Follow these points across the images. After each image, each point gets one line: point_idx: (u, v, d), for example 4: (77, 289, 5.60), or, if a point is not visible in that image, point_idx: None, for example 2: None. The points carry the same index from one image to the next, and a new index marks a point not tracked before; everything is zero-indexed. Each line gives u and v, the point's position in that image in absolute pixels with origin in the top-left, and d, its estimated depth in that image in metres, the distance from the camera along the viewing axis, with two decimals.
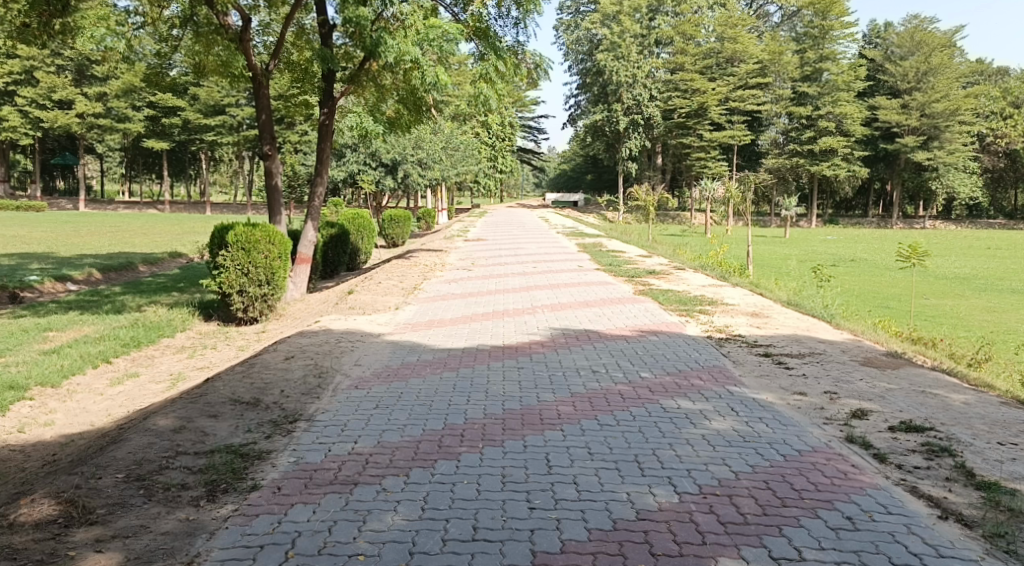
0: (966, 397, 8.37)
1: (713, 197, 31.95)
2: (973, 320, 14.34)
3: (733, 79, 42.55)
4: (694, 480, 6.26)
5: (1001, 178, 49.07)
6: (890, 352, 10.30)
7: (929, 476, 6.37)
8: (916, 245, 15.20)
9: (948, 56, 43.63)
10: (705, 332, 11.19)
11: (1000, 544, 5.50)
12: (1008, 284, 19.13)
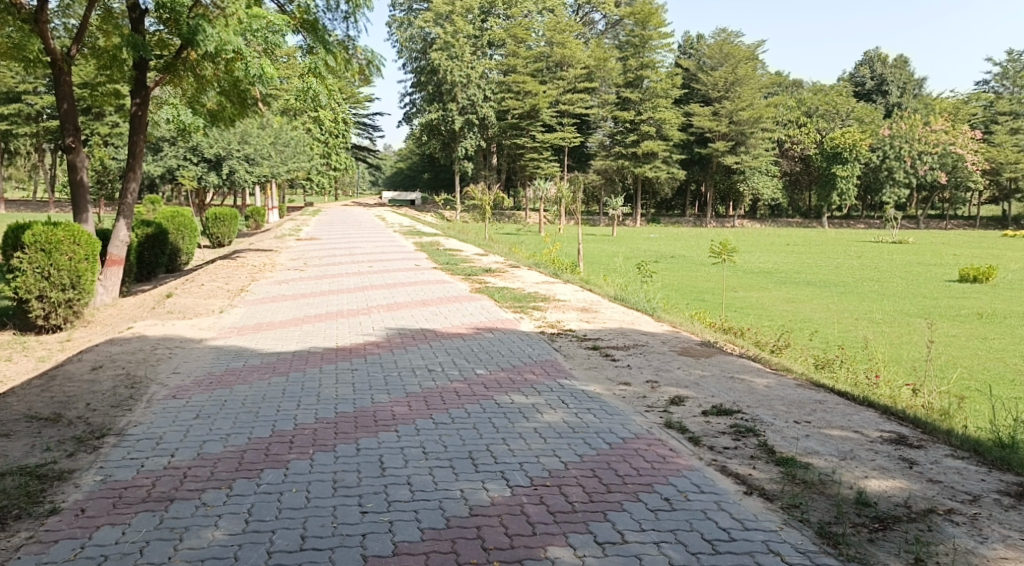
0: (768, 380, 8.91)
1: (545, 196, 32.64)
2: (775, 310, 15.35)
3: (563, 82, 43.41)
4: (526, 473, 6.27)
5: (799, 180, 53.12)
6: (705, 342, 10.82)
7: (737, 455, 6.70)
8: (726, 241, 16.08)
9: (752, 68, 46.60)
10: (538, 328, 11.33)
11: (795, 513, 5.79)
12: (805, 277, 20.62)
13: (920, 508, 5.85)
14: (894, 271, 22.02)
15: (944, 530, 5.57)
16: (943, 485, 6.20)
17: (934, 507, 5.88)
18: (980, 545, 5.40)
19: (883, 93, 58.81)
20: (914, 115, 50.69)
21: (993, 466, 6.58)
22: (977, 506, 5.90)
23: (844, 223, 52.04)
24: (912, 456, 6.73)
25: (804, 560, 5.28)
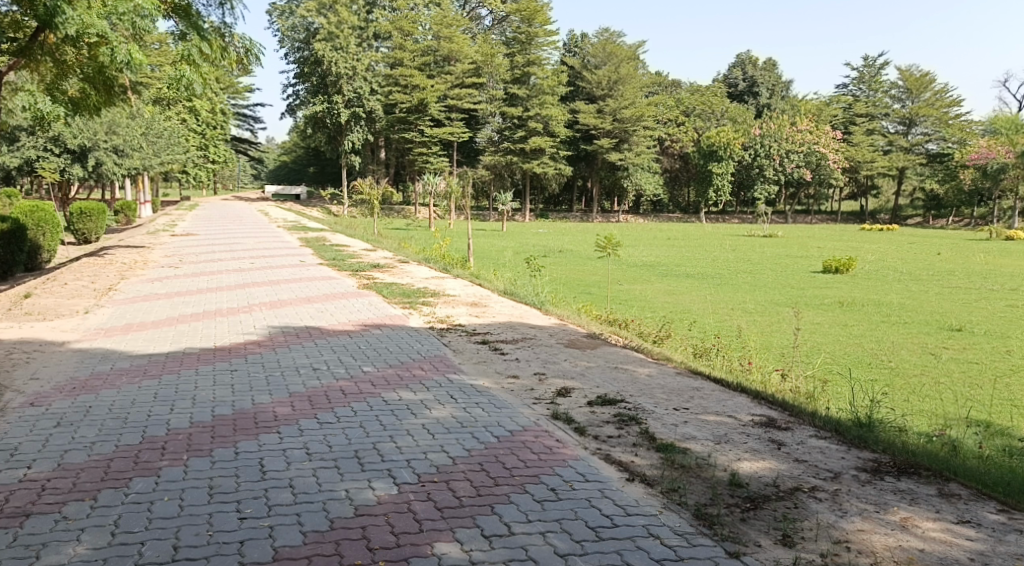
0: (650, 369, 9.22)
1: (434, 191, 32.56)
2: (658, 302, 15.84)
3: (450, 77, 43.47)
4: (413, 470, 6.27)
5: (679, 177, 54.88)
6: (590, 334, 11.07)
7: (620, 443, 6.90)
8: (611, 235, 16.45)
9: (633, 67, 47.69)
10: (427, 323, 11.31)
11: (674, 497, 6.01)
12: (683, 269, 21.34)
13: (787, 487, 6.17)
14: (767, 263, 23.07)
15: (808, 507, 5.89)
16: (808, 464, 6.56)
17: (799, 485, 6.21)
18: (840, 519, 5.74)
19: (754, 94, 61.41)
20: (782, 115, 53.19)
21: (853, 444, 7.01)
22: (838, 482, 6.26)
23: (720, 218, 54.12)
24: (780, 438, 7.09)
25: (682, 542, 5.48)
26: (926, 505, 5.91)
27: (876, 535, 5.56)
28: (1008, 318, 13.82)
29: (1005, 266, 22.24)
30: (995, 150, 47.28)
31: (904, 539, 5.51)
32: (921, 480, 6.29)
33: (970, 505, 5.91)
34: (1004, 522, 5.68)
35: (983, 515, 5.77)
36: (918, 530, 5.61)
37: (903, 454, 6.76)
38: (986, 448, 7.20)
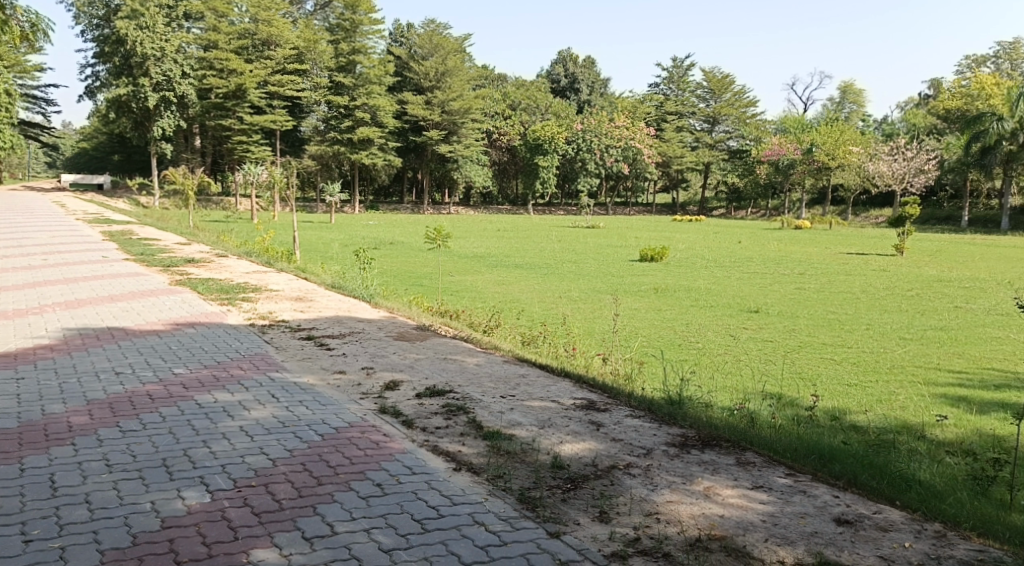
0: (478, 359, 9.42)
1: (257, 181, 31.46)
2: (488, 292, 16.12)
3: (270, 62, 41.86)
4: (228, 475, 6.13)
5: (506, 169, 55.87)
6: (419, 326, 11.13)
7: (448, 434, 7.03)
8: (441, 227, 16.54)
9: (460, 60, 48.05)
10: (247, 320, 10.98)
11: (499, 484, 6.18)
12: (512, 260, 21.84)
13: (604, 466, 6.47)
14: (590, 253, 23.98)
15: (623, 483, 6.18)
16: (623, 443, 6.91)
17: (616, 462, 6.53)
18: (652, 492, 6.03)
19: (575, 91, 63.44)
20: (600, 111, 55.32)
21: (664, 422, 7.44)
22: (650, 458, 6.62)
23: (545, 210, 55.65)
24: (599, 420, 7.45)
25: (506, 527, 5.59)
26: (726, 473, 6.32)
27: (683, 505, 5.86)
28: (799, 300, 15.10)
29: (796, 253, 24.29)
30: (787, 146, 51.39)
31: (706, 507, 5.81)
32: (722, 452, 6.75)
33: (763, 471, 6.36)
34: (791, 484, 6.12)
35: (774, 479, 6.20)
36: (719, 497, 5.95)
37: (708, 429, 7.25)
38: (779, 417, 7.86)
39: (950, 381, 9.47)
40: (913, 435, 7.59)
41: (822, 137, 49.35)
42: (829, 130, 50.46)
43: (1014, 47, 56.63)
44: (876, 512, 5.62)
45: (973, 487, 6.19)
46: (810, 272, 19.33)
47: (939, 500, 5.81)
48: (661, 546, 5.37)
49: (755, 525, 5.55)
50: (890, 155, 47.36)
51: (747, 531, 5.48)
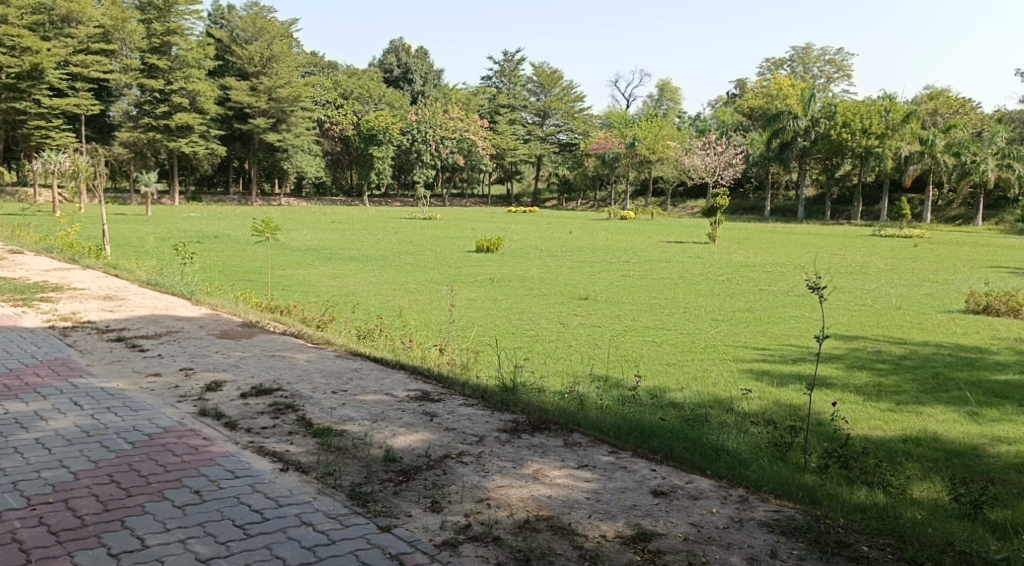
0: (308, 354, 9.23)
1: (60, 169, 29.19)
2: (321, 286, 15.81)
3: (71, 41, 38.99)
4: (21, 493, 5.72)
5: (338, 160, 54.79)
6: (244, 323, 10.77)
7: (274, 434, 6.86)
8: (269, 219, 16.00)
9: (286, 45, 46.83)
10: (48, 322, 10.23)
11: (329, 481, 6.06)
12: (346, 252, 21.51)
13: (437, 456, 6.49)
14: (426, 244, 23.99)
15: (455, 472, 6.21)
16: (456, 432, 6.98)
17: (448, 452, 6.57)
18: (483, 479, 6.10)
19: (408, 81, 63.06)
20: (431, 102, 55.37)
21: (496, 409, 7.58)
22: (482, 445, 6.70)
23: (380, 201, 55.12)
24: (432, 410, 7.49)
25: (336, 525, 5.48)
26: (553, 455, 6.48)
27: (513, 488, 5.95)
28: (624, 286, 15.74)
29: (621, 242, 25.30)
30: (612, 140, 53.34)
31: (535, 489, 5.93)
32: (551, 434, 6.93)
33: (588, 450, 6.57)
34: (613, 461, 6.36)
35: (598, 458, 6.41)
36: (547, 478, 6.08)
37: (537, 413, 7.44)
38: (605, 398, 8.18)
39: (756, 357, 10.20)
40: (724, 409, 8.12)
41: (643, 131, 51.44)
42: (649, 125, 52.84)
43: (806, 52, 61.32)
44: (688, 482, 5.93)
45: (773, 454, 6.70)
46: (633, 260, 20.19)
47: (745, 467, 6.22)
48: (490, 530, 5.40)
49: (580, 503, 5.69)
50: (702, 151, 51.38)
51: (571, 509, 5.61)
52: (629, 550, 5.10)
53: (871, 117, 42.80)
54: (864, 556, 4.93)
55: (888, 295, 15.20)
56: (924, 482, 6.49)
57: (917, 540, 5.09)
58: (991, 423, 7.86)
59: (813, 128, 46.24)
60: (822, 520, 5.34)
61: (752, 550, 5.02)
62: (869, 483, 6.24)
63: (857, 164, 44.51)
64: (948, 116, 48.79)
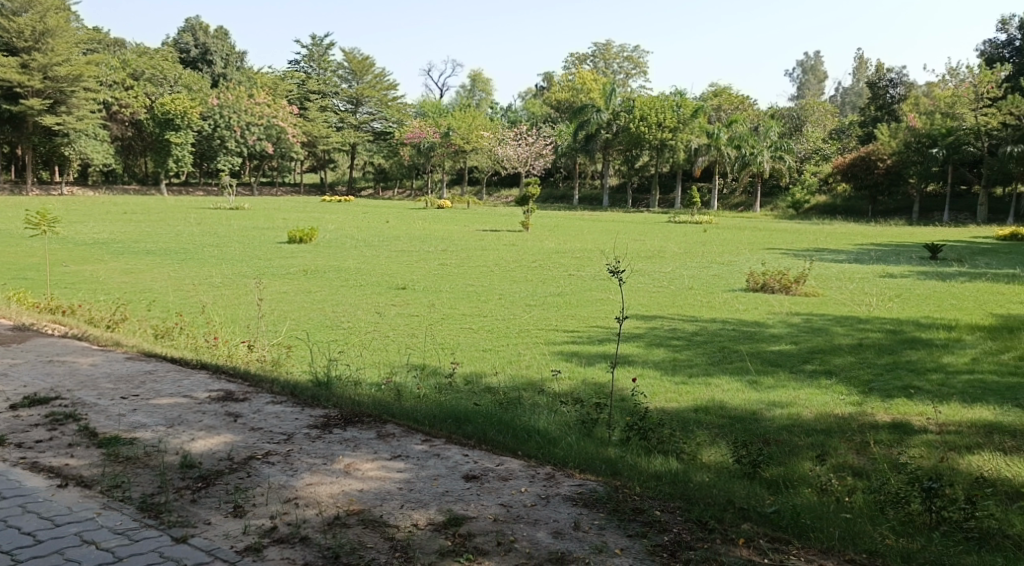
0: (93, 358, 8.78)
1: None
2: (112, 283, 14.96)
3: None
4: None
5: (130, 146, 51.55)
6: (18, 327, 10.06)
7: (52, 447, 6.37)
8: (46, 211, 14.91)
9: (63, 19, 43.01)
10: None
11: (115, 494, 5.62)
12: (141, 246, 20.42)
13: (240, 458, 6.20)
14: (230, 236, 23.19)
15: (260, 473, 5.94)
16: (262, 431, 6.74)
17: (253, 453, 6.29)
18: (290, 478, 5.87)
19: (207, 62, 60.35)
20: (233, 87, 53.15)
21: (306, 404, 7.46)
22: (289, 443, 6.49)
23: (182, 190, 52.56)
24: (236, 410, 7.25)
25: (122, 541, 5.07)
26: (365, 448, 6.38)
27: (323, 485, 5.77)
28: (439, 275, 15.98)
29: (437, 231, 25.56)
30: (426, 130, 53.16)
31: (345, 483, 5.78)
32: (362, 427, 6.86)
33: (401, 441, 6.54)
34: (426, 450, 6.36)
35: (411, 447, 6.40)
36: (359, 472, 5.96)
37: (349, 406, 7.42)
38: (421, 387, 8.35)
39: (565, 339, 10.72)
40: (536, 390, 8.49)
41: (457, 122, 51.82)
42: (462, 115, 53.33)
43: (607, 48, 63.91)
44: (499, 464, 6.07)
45: (579, 431, 7.13)
46: (449, 248, 20.49)
47: (553, 445, 6.55)
48: (298, 531, 5.19)
49: (391, 495, 5.61)
50: (514, 142, 52.92)
51: (383, 501, 5.52)
52: (439, 536, 5.07)
53: (665, 111, 45.69)
54: (656, 520, 5.18)
55: (681, 277, 16.35)
56: (712, 447, 7.11)
57: (702, 501, 5.51)
58: (768, 389, 8.74)
59: (615, 121, 48.32)
60: (622, 490, 5.61)
61: (556, 525, 5.14)
62: (664, 452, 6.78)
63: (655, 155, 47.57)
64: (730, 112, 52.96)
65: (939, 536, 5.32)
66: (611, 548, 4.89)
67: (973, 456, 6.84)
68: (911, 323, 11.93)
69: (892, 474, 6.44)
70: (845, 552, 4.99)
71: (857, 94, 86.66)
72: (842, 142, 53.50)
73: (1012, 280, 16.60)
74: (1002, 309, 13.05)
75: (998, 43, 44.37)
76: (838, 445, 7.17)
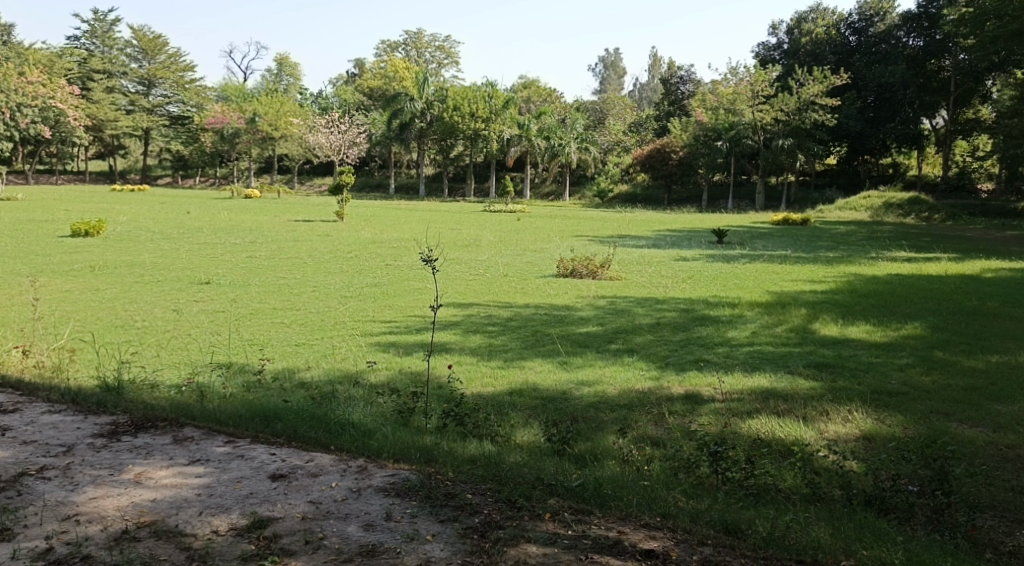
0: None
1: None
2: None
3: None
4: None
5: None
6: None
7: None
8: None
9: None
10: None
11: None
12: None
13: (10, 475, 5.72)
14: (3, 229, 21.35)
15: (34, 490, 5.50)
16: (38, 444, 6.24)
17: (26, 469, 5.81)
18: (72, 493, 5.49)
19: None
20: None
21: (92, 412, 7.00)
22: (69, 456, 6.05)
23: None
24: (7, 424, 6.68)
25: None
26: (159, 455, 6.07)
27: (109, 498, 5.43)
28: (247, 268, 15.50)
29: (244, 222, 24.60)
30: (229, 115, 50.75)
31: (136, 494, 5.47)
32: (156, 433, 6.53)
33: (200, 444, 6.27)
34: (229, 451, 6.14)
35: (212, 450, 6.15)
36: (151, 481, 5.65)
37: (143, 411, 7.05)
38: (228, 386, 8.09)
39: (382, 330, 10.73)
40: (350, 383, 8.45)
41: (263, 107, 49.92)
42: (268, 100, 51.28)
43: (418, 37, 63.81)
44: (308, 461, 5.96)
45: (396, 421, 7.18)
46: (258, 240, 19.83)
47: (368, 437, 6.56)
48: (80, 549, 4.88)
49: (188, 501, 5.38)
50: (327, 129, 51.03)
51: (179, 510, 5.29)
52: (243, 541, 4.95)
53: (477, 102, 46.50)
54: (468, 503, 5.34)
55: (496, 264, 16.73)
56: (525, 428, 7.38)
57: (513, 480, 5.73)
58: (577, 369, 9.19)
59: (428, 110, 48.17)
60: (434, 477, 5.71)
61: (368, 517, 5.16)
62: (480, 436, 6.97)
63: (469, 145, 48.21)
64: (539, 103, 54.58)
65: (724, 495, 5.86)
66: (423, 535, 4.98)
67: (754, 420, 7.53)
68: (701, 302, 12.87)
69: (686, 442, 6.98)
70: (641, 517, 5.37)
71: (652, 90, 91.51)
72: (641, 134, 56.45)
73: (786, 260, 18.25)
74: (777, 287, 14.34)
75: (770, 46, 48.21)
76: (639, 418, 7.66)
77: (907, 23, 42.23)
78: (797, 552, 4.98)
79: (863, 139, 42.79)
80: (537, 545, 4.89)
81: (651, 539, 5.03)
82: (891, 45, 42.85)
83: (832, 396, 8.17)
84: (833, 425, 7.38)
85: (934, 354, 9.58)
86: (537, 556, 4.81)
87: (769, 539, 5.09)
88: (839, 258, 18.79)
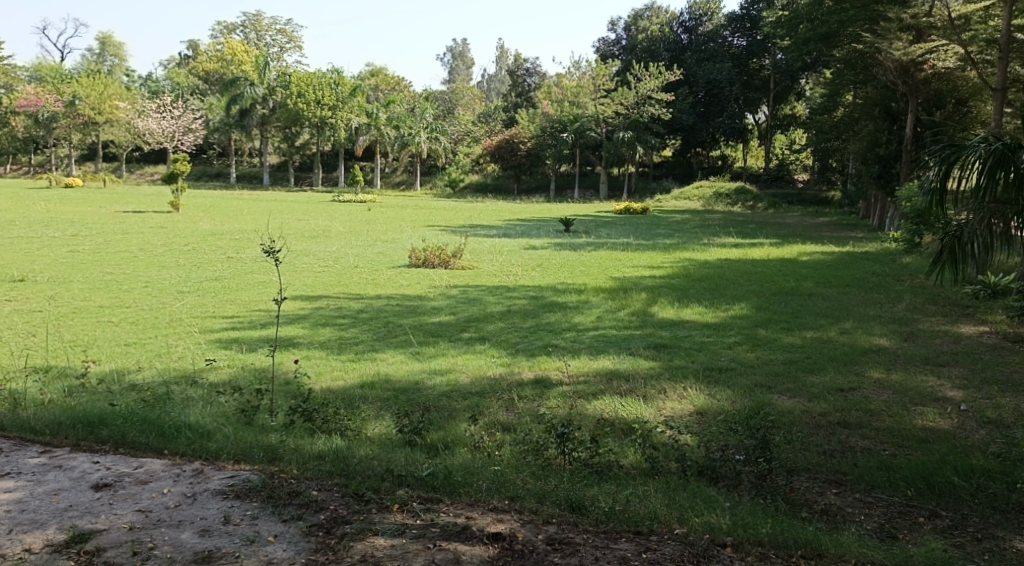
0: None
1: None
2: None
3: None
4: None
5: None
6: None
7: None
8: None
9: None
10: None
11: None
12: None
13: None
14: None
15: None
16: None
17: None
18: None
19: None
20: None
21: None
22: None
23: None
24: None
25: None
26: None
27: None
28: (71, 263, 14.46)
29: (66, 214, 22.93)
30: (44, 97, 47.25)
31: None
32: None
33: (12, 456, 5.79)
34: (46, 462, 5.69)
35: (25, 462, 5.69)
36: None
37: None
38: (48, 392, 7.51)
39: (224, 326, 10.28)
40: (188, 383, 8.03)
41: (84, 89, 46.42)
42: (90, 81, 47.67)
43: (258, 20, 61.68)
44: (137, 467, 5.62)
45: (239, 421, 6.88)
46: (83, 233, 18.53)
47: (207, 438, 6.26)
48: None
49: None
50: (158, 114, 48.65)
51: None
52: (62, 558, 4.61)
53: (323, 89, 45.52)
54: (313, 500, 5.18)
55: (346, 255, 16.39)
56: (377, 421, 7.25)
57: (361, 474, 5.62)
58: (430, 359, 9.12)
59: (270, 96, 46.62)
60: (277, 476, 5.50)
61: (204, 522, 4.91)
62: (329, 431, 6.78)
63: (314, 133, 47.09)
64: (387, 92, 54.04)
65: (571, 475, 5.96)
66: (265, 536, 4.78)
67: (599, 401, 7.72)
68: (549, 289, 13.07)
69: (534, 425, 7.06)
70: (491, 501, 5.40)
71: (500, 82, 92.32)
72: (489, 124, 56.89)
73: (627, 248, 18.85)
74: (620, 273, 14.78)
75: (609, 42, 49.68)
76: (491, 405, 7.68)
77: (732, 23, 44.57)
78: (637, 524, 5.12)
79: (693, 132, 44.95)
80: (385, 537, 4.80)
81: (497, 523, 5.05)
82: (718, 44, 45.15)
83: (670, 374, 8.49)
84: (672, 403, 7.67)
85: (759, 333, 10.12)
86: (385, 548, 4.72)
87: (611, 513, 5.22)
88: (675, 245, 19.60)
